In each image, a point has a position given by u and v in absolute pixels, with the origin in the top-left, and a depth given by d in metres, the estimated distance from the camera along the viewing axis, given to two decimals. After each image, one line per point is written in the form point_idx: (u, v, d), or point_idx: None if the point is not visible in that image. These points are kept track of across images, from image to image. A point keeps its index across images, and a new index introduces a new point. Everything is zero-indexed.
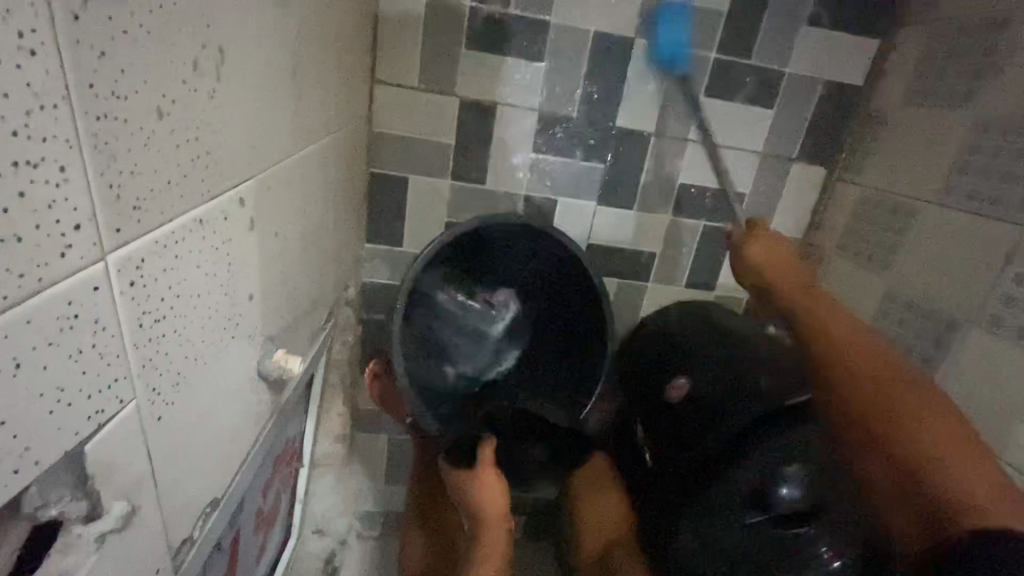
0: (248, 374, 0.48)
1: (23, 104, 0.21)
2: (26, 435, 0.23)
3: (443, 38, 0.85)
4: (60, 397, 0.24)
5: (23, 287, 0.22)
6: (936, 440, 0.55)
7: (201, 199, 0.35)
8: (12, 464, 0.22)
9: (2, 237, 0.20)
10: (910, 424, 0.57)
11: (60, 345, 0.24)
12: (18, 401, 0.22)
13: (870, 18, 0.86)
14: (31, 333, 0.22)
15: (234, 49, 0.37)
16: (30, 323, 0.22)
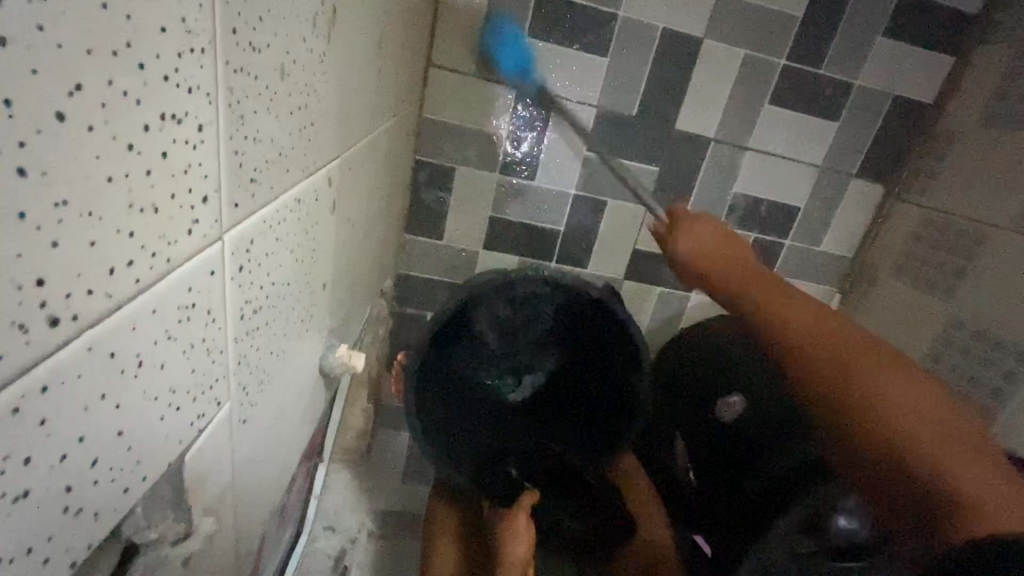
0: (313, 370, 0.44)
1: (179, 45, 0.17)
2: (138, 448, 0.19)
3: (505, 23, 0.81)
4: (170, 402, 0.20)
5: (153, 270, 0.18)
6: (912, 419, 0.46)
7: (302, 176, 0.31)
8: (122, 484, 0.18)
9: (142, 208, 0.16)
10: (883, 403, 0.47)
11: (178, 339, 0.20)
12: (135, 407, 0.18)
13: (947, 34, 0.83)
14: (155, 325, 0.18)
15: (343, 10, 0.33)
16: (154, 313, 0.18)
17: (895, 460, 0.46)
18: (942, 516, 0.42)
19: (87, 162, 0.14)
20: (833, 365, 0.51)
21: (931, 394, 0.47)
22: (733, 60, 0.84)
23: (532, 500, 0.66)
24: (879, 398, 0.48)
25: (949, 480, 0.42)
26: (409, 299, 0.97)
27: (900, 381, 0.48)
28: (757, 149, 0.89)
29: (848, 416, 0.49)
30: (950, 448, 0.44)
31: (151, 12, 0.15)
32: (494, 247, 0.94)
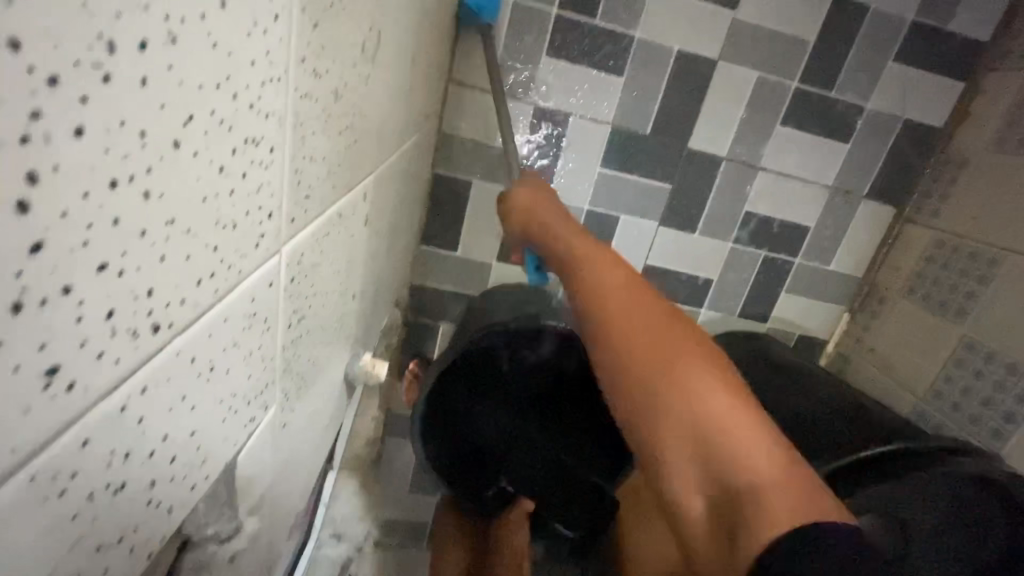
0: (339, 379, 0.45)
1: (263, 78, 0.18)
2: (204, 447, 0.20)
3: (525, 43, 0.83)
4: (231, 405, 0.22)
5: (229, 280, 0.19)
6: (682, 380, 0.39)
7: (344, 192, 0.32)
8: (190, 481, 0.19)
9: (225, 223, 0.18)
10: (701, 397, 0.38)
11: (241, 346, 0.22)
12: (206, 408, 0.19)
13: (958, 60, 0.85)
14: (226, 332, 0.20)
15: (387, 34, 0.35)
16: (226, 321, 0.20)
17: (671, 439, 0.39)
18: (733, 519, 0.35)
19: (188, 183, 0.15)
20: (636, 348, 0.42)
21: (705, 356, 0.41)
22: (746, 81, 0.86)
23: (531, 503, 0.79)
24: (641, 346, 0.42)
25: (743, 467, 0.35)
26: (422, 309, 0.99)
27: (674, 337, 0.42)
28: (769, 169, 0.90)
29: (649, 371, 0.41)
30: (726, 414, 0.37)
31: (246, 51, 0.17)
32: (506, 259, 0.96)
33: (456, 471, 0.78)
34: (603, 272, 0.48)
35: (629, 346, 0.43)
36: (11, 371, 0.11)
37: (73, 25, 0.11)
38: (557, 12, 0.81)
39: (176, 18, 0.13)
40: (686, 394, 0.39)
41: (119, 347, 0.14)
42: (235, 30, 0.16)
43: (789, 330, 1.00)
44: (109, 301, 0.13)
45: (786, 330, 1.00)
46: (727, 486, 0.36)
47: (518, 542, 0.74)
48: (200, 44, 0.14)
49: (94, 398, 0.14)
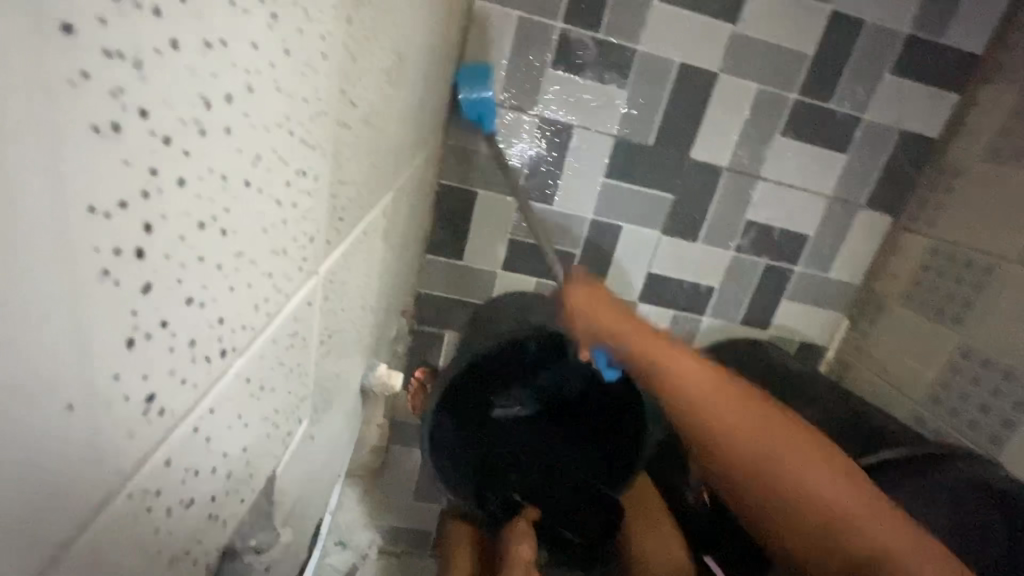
0: (356, 389, 0.46)
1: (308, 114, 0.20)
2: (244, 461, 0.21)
3: (529, 56, 0.84)
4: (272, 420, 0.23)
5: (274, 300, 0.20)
6: (794, 466, 0.52)
7: (368, 209, 0.33)
8: (227, 494, 0.21)
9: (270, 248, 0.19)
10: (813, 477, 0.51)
11: (283, 364, 0.23)
12: (247, 422, 0.21)
13: (952, 73, 0.87)
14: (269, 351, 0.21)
15: (407, 57, 0.36)
16: (273, 341, 0.21)
17: (802, 516, 0.51)
18: (872, 571, 0.47)
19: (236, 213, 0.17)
20: (740, 446, 0.54)
21: (801, 438, 0.53)
22: (746, 93, 0.87)
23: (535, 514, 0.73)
24: (747, 443, 0.54)
25: (866, 531, 0.48)
26: (428, 318, 0.99)
27: (767, 424, 0.54)
28: (768, 179, 0.92)
29: (763, 463, 0.53)
30: (822, 478, 0.50)
31: (293, 88, 0.18)
32: (511, 268, 0.97)
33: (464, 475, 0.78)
34: (690, 369, 0.58)
35: (734, 439, 0.54)
36: (67, 410, 0.13)
37: (133, 97, 0.12)
38: (561, 25, 0.83)
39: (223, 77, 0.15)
40: (797, 471, 0.51)
41: (162, 375, 0.15)
42: (281, 76, 0.17)
43: (790, 337, 1.01)
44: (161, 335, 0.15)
45: (786, 337, 1.01)
46: (858, 553, 0.48)
47: (523, 550, 0.66)
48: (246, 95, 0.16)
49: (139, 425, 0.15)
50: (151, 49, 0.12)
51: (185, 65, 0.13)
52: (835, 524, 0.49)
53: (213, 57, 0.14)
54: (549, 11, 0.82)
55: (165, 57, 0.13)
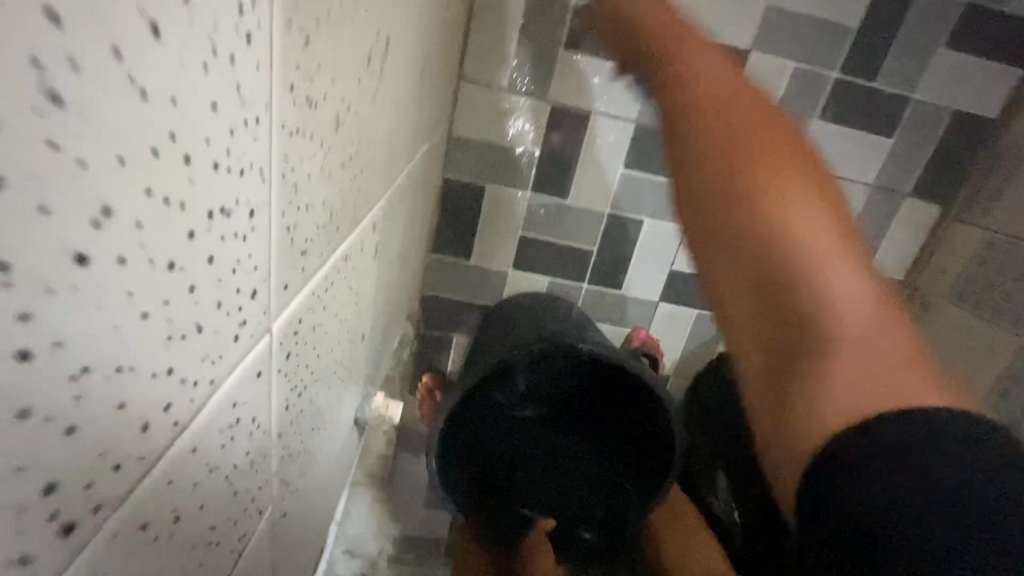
0: (349, 426, 0.41)
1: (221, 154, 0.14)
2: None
3: (540, 36, 0.77)
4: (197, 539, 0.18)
5: (195, 399, 0.16)
6: (827, 274, 0.32)
7: (351, 230, 0.27)
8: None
9: (182, 331, 0.15)
10: (813, 237, 0.33)
11: (219, 468, 0.19)
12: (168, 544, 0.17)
13: (1015, 44, 0.77)
14: (194, 462, 0.17)
15: (395, 41, 0.30)
16: (194, 451, 0.17)
17: (742, 280, 0.34)
18: (796, 354, 0.32)
19: (117, 301, 0.12)
20: (731, 175, 0.36)
21: (851, 258, 0.33)
22: (781, 73, 0.79)
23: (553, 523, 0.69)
24: (789, 228, 0.33)
25: (840, 320, 0.31)
26: (435, 320, 0.94)
27: (817, 217, 0.34)
28: None
29: (773, 239, 0.33)
30: (842, 282, 0.32)
31: (195, 99, 0.13)
32: (522, 267, 0.90)
33: (477, 491, 0.74)
34: (718, 73, 0.41)
35: (770, 234, 0.34)
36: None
37: None
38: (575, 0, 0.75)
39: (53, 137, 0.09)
40: (785, 217, 0.34)
41: None
42: (168, 119, 0.12)
43: None
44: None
45: None
46: (804, 331, 0.32)
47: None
48: (103, 151, 0.11)
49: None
50: None
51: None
52: (798, 289, 0.32)
53: (35, 106, 0.09)
54: None
55: None
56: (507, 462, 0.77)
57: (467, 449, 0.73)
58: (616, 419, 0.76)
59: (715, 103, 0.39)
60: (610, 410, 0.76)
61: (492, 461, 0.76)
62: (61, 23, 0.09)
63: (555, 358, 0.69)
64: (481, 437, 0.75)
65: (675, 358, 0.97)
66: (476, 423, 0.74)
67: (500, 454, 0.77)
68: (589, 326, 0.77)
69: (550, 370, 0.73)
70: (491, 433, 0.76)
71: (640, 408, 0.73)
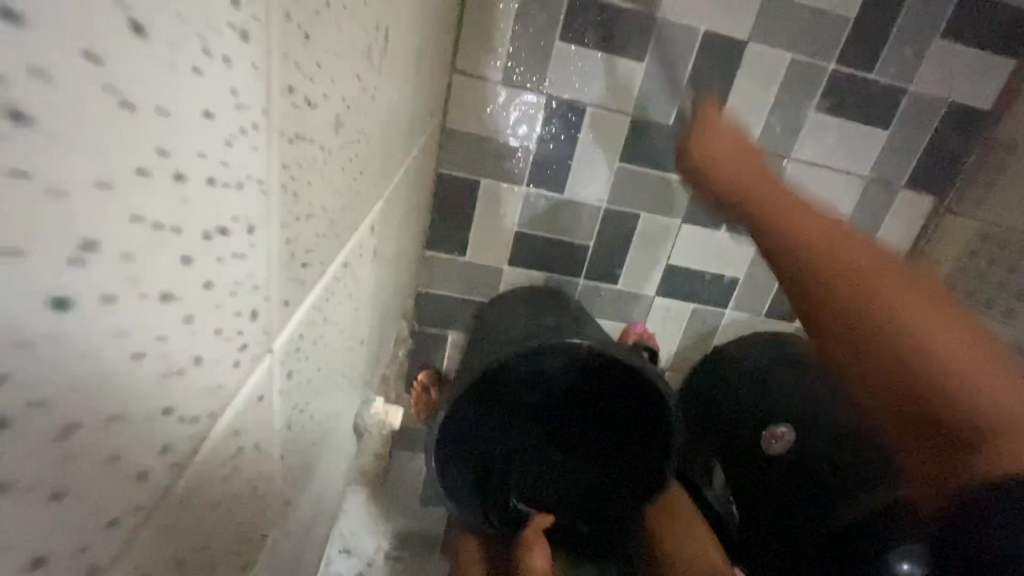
0: (348, 433, 0.40)
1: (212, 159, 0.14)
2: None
3: (535, 27, 0.75)
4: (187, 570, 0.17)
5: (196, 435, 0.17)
6: (933, 341, 0.43)
7: (350, 234, 0.26)
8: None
9: (175, 357, 0.15)
10: (923, 333, 0.43)
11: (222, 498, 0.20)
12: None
13: (1011, 35, 0.77)
14: (196, 496, 0.18)
15: (393, 35, 0.28)
16: (196, 490, 0.18)
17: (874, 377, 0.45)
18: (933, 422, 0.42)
19: (106, 330, 0.12)
20: (836, 291, 0.48)
21: (951, 319, 0.43)
22: (779, 64, 0.78)
23: (546, 521, 0.74)
24: (898, 310, 0.44)
25: (975, 397, 0.40)
26: (429, 317, 0.92)
27: (912, 292, 0.45)
28: (800, 160, 0.83)
29: (854, 290, 0.47)
30: (935, 344, 0.42)
31: (189, 112, 0.13)
32: (518, 263, 0.89)
33: (471, 482, 0.73)
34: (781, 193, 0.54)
35: (850, 295, 0.47)
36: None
37: None
38: None
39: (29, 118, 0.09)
40: (898, 324, 0.44)
41: None
42: (156, 129, 0.12)
43: None
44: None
45: None
46: (927, 406, 0.42)
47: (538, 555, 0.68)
48: (85, 142, 0.10)
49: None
50: None
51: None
52: (938, 394, 0.42)
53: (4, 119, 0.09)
54: None
55: None
56: (502, 452, 0.77)
57: (461, 442, 0.72)
58: (611, 409, 0.76)
59: (823, 236, 0.51)
60: (606, 401, 0.76)
61: (486, 453, 0.76)
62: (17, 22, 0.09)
63: (553, 352, 0.68)
64: (475, 430, 0.74)
65: (671, 352, 0.97)
66: (471, 417, 0.73)
67: (494, 444, 0.77)
68: (588, 318, 0.77)
69: (547, 363, 0.71)
70: (487, 423, 0.76)
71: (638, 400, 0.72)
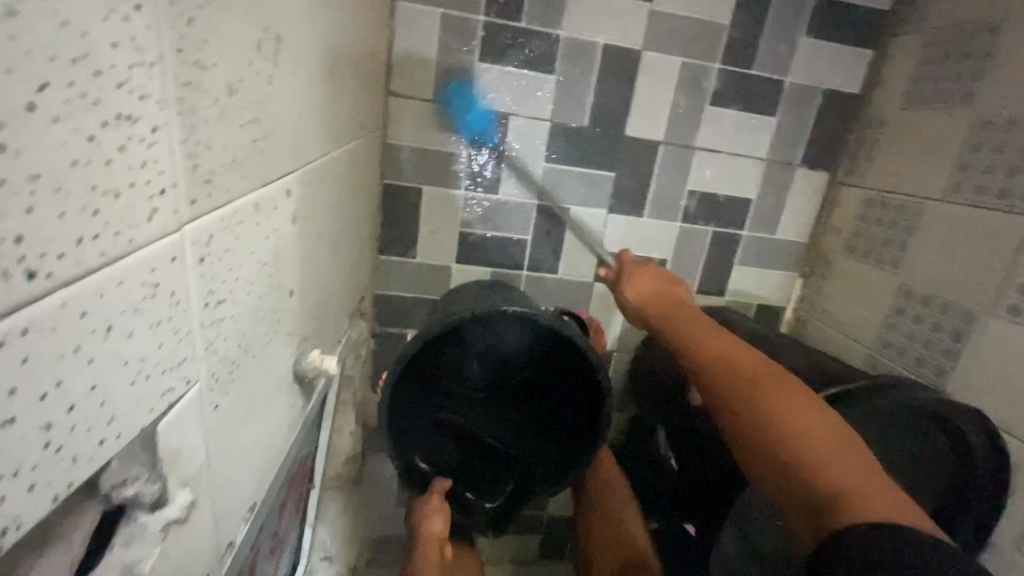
0: (287, 374, 0.47)
1: (118, 70, 0.20)
2: (133, 374, 0.23)
3: (458, 51, 0.86)
4: (162, 344, 0.25)
5: (131, 250, 0.22)
6: (839, 459, 0.43)
7: (257, 183, 0.34)
8: (108, 403, 0.21)
9: (116, 196, 0.20)
10: (786, 414, 0.48)
11: (154, 336, 0.24)
12: (124, 400, 0.22)
13: (864, 30, 0.90)
14: (137, 322, 0.23)
15: (289, 42, 0.38)
16: (138, 313, 0.23)
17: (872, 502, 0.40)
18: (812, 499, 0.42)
19: (66, 166, 0.18)
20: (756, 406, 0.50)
21: (847, 441, 0.45)
22: (671, 67, 0.90)
23: (446, 485, 0.79)
24: (777, 412, 0.48)
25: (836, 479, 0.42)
26: (389, 320, 1.00)
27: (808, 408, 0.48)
28: (704, 148, 0.95)
29: (820, 462, 0.44)
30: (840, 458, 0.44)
31: (105, 34, 0.19)
32: (465, 260, 0.98)
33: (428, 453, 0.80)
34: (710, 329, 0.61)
35: (794, 436, 0.46)
36: None
37: None
38: (486, 19, 0.85)
39: (14, 10, 0.15)
40: (770, 407, 0.49)
41: (26, 346, 0.17)
42: (81, 41, 0.18)
43: (746, 301, 1.04)
44: (34, 176, 0.16)
45: (744, 300, 1.03)
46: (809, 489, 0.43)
47: (435, 523, 0.79)
48: (38, 29, 0.16)
49: (16, 272, 0.16)
50: None
51: None
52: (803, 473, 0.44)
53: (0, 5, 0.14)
54: (471, 6, 0.85)
55: None
56: (455, 431, 0.82)
57: (415, 418, 0.79)
58: (552, 382, 0.81)
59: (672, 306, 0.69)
60: (546, 373, 0.81)
61: (439, 429, 0.81)
62: None
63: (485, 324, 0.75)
64: (426, 409, 0.79)
65: (615, 334, 1.04)
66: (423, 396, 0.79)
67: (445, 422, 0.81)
68: (523, 298, 0.85)
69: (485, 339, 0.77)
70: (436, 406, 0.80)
71: (570, 365, 0.78)
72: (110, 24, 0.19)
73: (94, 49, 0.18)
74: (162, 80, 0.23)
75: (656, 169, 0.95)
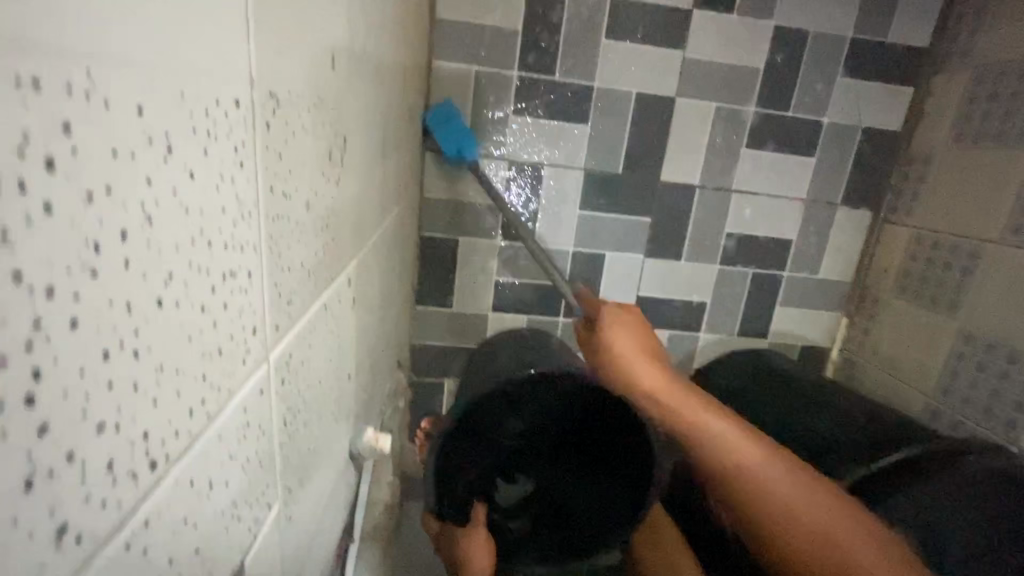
0: (343, 456, 0.46)
1: (225, 231, 0.20)
2: (228, 521, 0.22)
3: (493, 105, 0.88)
4: (251, 482, 0.25)
5: (230, 401, 0.22)
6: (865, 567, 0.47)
7: (325, 285, 0.34)
8: (208, 558, 0.21)
9: (221, 353, 0.20)
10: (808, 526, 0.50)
11: (246, 474, 0.24)
12: (220, 549, 0.22)
13: (904, 68, 0.89)
14: (233, 467, 0.22)
15: (352, 137, 0.38)
16: (234, 458, 0.22)
17: None
18: None
19: (184, 346, 0.18)
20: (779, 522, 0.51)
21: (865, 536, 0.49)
22: (706, 112, 0.90)
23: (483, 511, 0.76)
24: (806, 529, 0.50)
25: None
26: (427, 368, 1.00)
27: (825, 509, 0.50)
28: (742, 190, 0.93)
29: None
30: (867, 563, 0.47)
31: (217, 202, 0.19)
32: (500, 308, 0.97)
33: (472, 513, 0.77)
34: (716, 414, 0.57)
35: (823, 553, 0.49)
36: (82, 500, 0.13)
37: (112, 290, 0.14)
38: (519, 74, 0.87)
39: (149, 216, 0.15)
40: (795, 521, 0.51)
41: (146, 536, 0.16)
42: (200, 218, 0.18)
43: (789, 344, 1.01)
44: (160, 369, 0.16)
45: (788, 342, 1.00)
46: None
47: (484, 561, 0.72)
48: (168, 223, 0.16)
49: (143, 469, 0.16)
50: (93, 227, 0.13)
51: (116, 201, 0.14)
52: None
53: (139, 215, 0.15)
54: (505, 62, 0.86)
55: (118, 245, 0.14)
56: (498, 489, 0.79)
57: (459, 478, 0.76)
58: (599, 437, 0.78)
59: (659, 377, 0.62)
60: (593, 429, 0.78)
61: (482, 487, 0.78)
62: (151, 180, 0.15)
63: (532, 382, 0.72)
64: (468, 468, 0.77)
65: None
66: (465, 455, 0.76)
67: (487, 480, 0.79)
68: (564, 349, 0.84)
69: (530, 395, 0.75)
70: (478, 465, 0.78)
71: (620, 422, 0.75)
72: (221, 192, 0.19)
73: (209, 222, 0.19)
74: (257, 226, 0.23)
75: (693, 213, 0.94)
